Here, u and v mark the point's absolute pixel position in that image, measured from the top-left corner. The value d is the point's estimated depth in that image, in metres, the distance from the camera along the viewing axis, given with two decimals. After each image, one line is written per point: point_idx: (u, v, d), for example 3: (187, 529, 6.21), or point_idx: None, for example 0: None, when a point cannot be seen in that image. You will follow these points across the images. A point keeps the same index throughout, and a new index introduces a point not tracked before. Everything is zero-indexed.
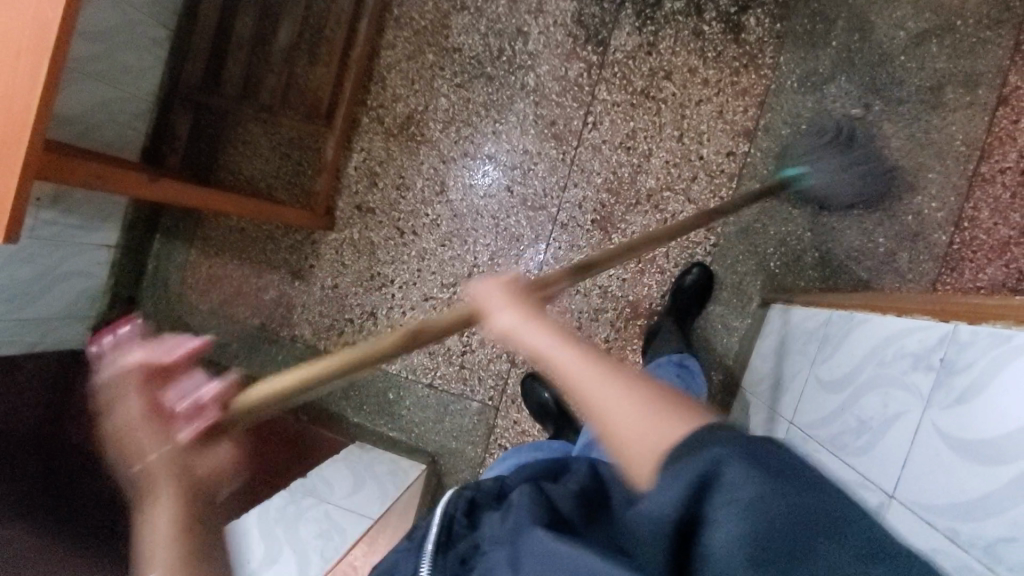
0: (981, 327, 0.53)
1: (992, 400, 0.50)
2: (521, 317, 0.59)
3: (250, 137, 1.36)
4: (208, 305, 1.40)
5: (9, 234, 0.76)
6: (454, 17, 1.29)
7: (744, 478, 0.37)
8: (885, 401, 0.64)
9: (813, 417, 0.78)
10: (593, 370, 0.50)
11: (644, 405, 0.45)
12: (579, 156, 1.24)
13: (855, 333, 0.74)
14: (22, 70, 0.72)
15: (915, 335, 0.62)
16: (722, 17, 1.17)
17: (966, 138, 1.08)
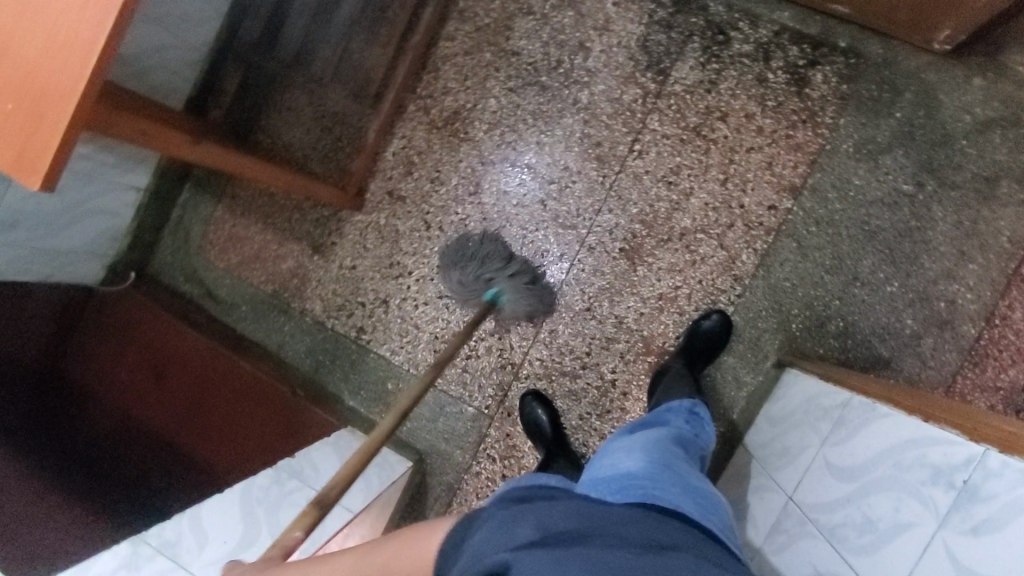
0: (1013, 462, 0.53)
1: (1008, 541, 0.51)
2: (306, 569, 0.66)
3: (295, 104, 1.36)
4: (225, 263, 1.40)
5: (48, 180, 0.76)
6: (518, 20, 1.27)
7: (529, 559, 0.51)
8: (896, 506, 0.65)
9: (819, 499, 0.79)
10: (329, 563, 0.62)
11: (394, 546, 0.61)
12: (619, 182, 1.23)
13: (873, 425, 0.74)
14: (89, 24, 0.73)
15: (938, 448, 0.62)
16: (789, 69, 1.15)
17: (1013, 235, 1.07)
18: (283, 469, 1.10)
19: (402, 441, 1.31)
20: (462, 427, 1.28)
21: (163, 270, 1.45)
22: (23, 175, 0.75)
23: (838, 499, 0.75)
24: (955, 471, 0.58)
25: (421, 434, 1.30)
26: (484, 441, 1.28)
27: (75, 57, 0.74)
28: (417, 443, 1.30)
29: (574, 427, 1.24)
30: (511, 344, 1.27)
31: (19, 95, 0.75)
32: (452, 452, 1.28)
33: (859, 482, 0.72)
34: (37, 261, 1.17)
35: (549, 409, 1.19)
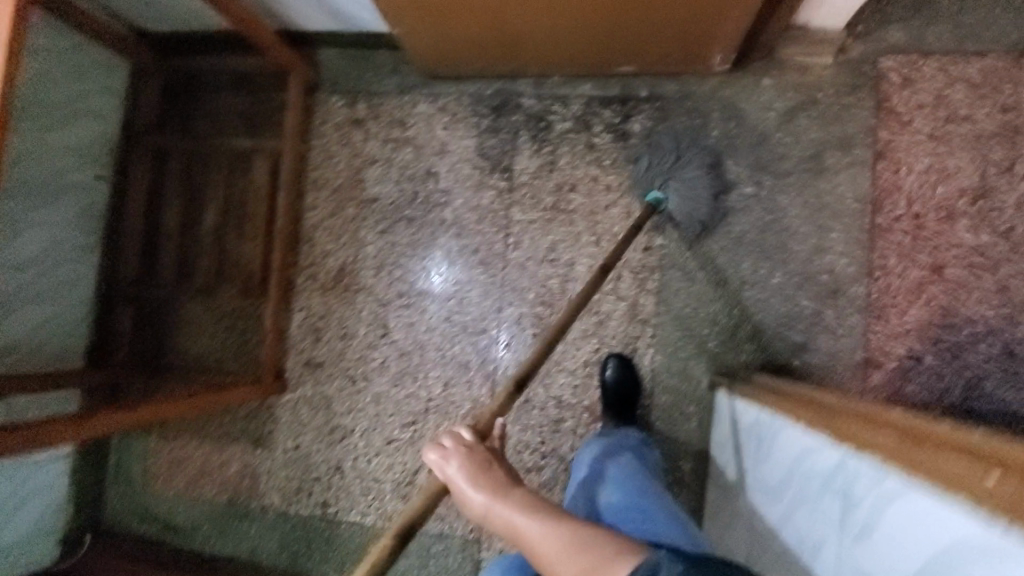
0: (866, 458, 0.56)
1: (884, 534, 0.52)
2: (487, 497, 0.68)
3: (194, 316, 1.40)
4: (173, 490, 1.38)
5: None
6: (367, 171, 1.37)
7: None
8: (811, 519, 0.66)
9: (763, 525, 0.80)
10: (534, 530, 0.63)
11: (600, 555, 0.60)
12: (507, 275, 1.29)
13: (787, 439, 0.76)
14: None
15: (823, 455, 0.65)
16: (609, 128, 1.27)
17: (855, 195, 1.16)
18: None
19: None
20: (455, 561, 1.25)
21: (116, 522, 1.40)
22: None
23: (777, 520, 0.75)
24: (835, 475, 0.61)
25: None
26: (481, 567, 1.25)
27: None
28: None
29: None
30: None
31: None
32: None
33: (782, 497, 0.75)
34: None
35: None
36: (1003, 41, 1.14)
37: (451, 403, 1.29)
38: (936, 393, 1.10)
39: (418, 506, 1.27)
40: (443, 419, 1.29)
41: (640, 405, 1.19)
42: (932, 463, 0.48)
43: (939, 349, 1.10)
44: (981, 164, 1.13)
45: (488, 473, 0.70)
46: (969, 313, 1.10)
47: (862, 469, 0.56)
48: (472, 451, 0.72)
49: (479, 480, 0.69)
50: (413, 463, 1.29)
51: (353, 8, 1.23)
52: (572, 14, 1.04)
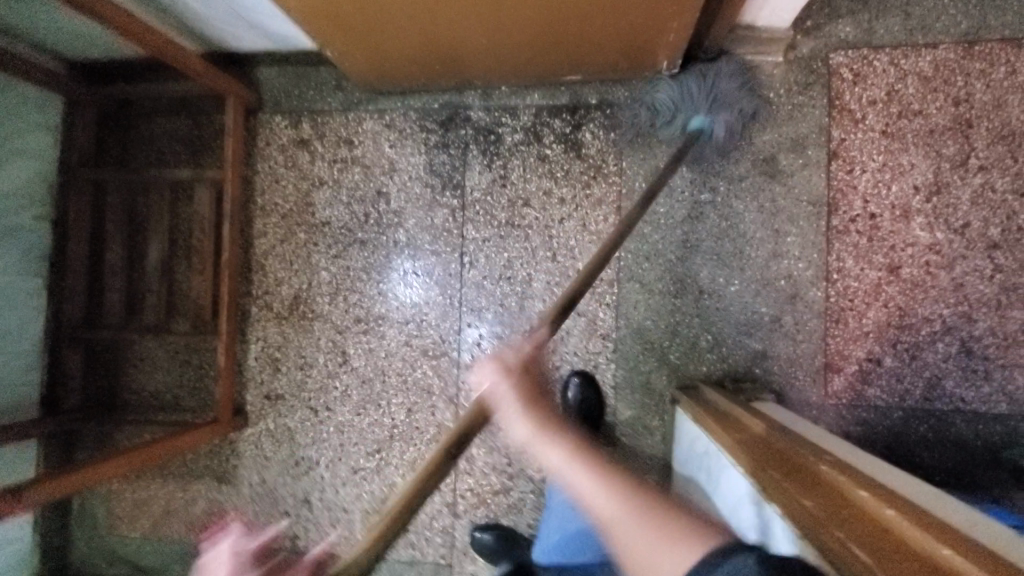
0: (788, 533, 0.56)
1: None
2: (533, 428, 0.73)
3: (147, 352, 1.35)
4: (140, 531, 1.36)
5: None
6: (316, 194, 1.32)
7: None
8: None
9: None
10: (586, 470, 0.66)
11: (667, 531, 0.57)
12: (465, 295, 1.26)
13: (735, 481, 0.75)
14: None
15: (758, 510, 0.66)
16: (560, 138, 1.23)
17: (811, 197, 1.14)
18: None
19: None
20: None
21: (85, 565, 1.38)
22: None
23: None
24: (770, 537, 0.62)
25: None
26: None
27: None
28: None
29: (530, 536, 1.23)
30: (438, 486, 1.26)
31: None
32: None
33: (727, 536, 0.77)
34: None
35: (496, 534, 1.17)
36: (953, 31, 1.11)
37: (415, 428, 1.27)
38: (896, 394, 1.10)
39: None
40: (409, 445, 1.27)
41: (603, 421, 1.19)
42: (824, 533, 0.49)
43: (897, 350, 1.10)
44: (935, 159, 1.11)
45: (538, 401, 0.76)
46: (926, 312, 1.10)
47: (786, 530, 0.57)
48: (528, 382, 0.77)
49: (532, 405, 0.75)
50: (380, 490, 1.28)
51: (286, 28, 1.17)
52: (513, 31, 1.02)
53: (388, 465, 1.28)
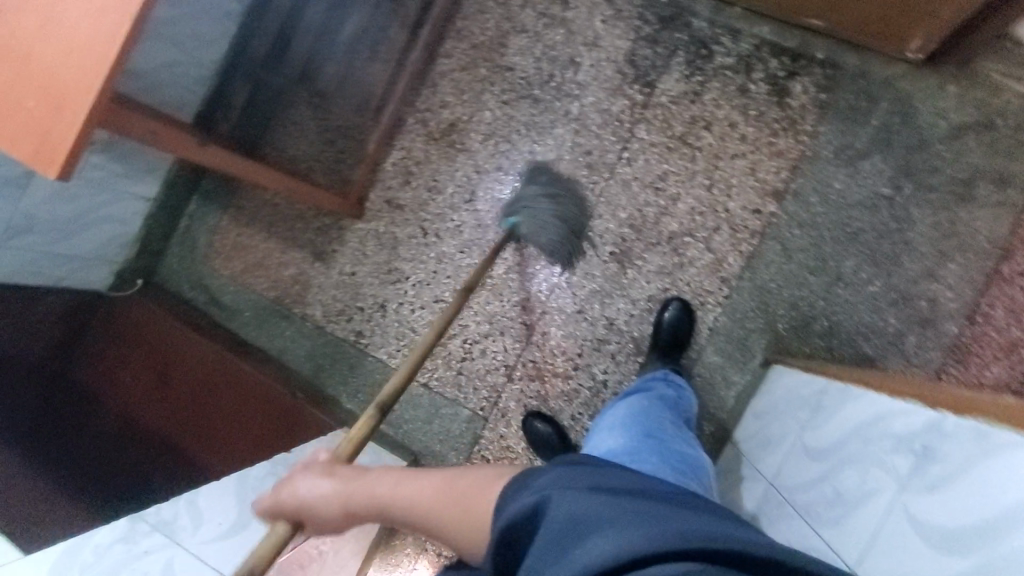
0: (965, 421, 0.64)
1: (958, 488, 0.62)
2: (343, 485, 0.75)
3: (300, 119, 1.43)
4: (229, 271, 1.44)
5: (65, 170, 0.75)
6: (512, 38, 1.33)
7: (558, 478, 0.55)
8: (862, 478, 0.77)
9: (795, 478, 0.91)
10: (419, 484, 0.71)
11: (469, 485, 0.67)
12: (609, 188, 1.27)
13: (861, 404, 0.83)
14: (106, 22, 0.73)
15: (900, 420, 0.74)
16: (768, 80, 1.21)
17: (991, 235, 1.10)
18: (279, 462, 1.14)
19: (397, 444, 1.31)
20: (458, 429, 1.29)
21: (169, 278, 1.47)
22: (42, 163, 0.76)
23: (814, 478, 0.86)
24: (915, 438, 0.71)
25: (417, 436, 1.31)
26: (478, 443, 1.29)
27: (106, 25, 0.74)
28: (413, 446, 1.31)
29: (570, 426, 1.26)
30: (505, 346, 1.29)
31: (37, 57, 0.76)
32: (446, 454, 1.29)
33: (824, 454, 0.87)
34: (41, 266, 1.20)
35: (551, 424, 1.21)
36: None
37: (508, 286, 1.30)
38: None
39: (444, 366, 1.32)
40: (495, 298, 1.30)
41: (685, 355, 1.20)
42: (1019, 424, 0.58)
43: None
44: None
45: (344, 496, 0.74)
46: None
47: (958, 424, 0.65)
48: (330, 463, 0.80)
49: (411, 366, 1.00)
50: (452, 326, 1.32)
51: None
52: None
53: (468, 309, 1.31)
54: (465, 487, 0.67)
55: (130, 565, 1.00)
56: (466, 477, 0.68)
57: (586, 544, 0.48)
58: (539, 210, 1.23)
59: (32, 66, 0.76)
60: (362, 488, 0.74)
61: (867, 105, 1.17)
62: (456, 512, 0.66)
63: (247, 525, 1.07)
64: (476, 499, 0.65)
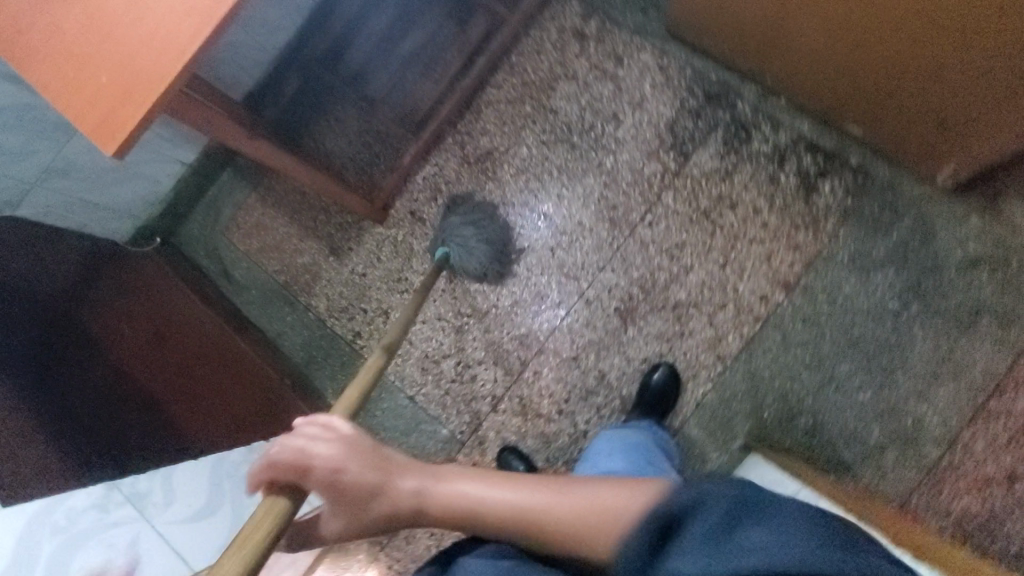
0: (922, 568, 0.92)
1: None
2: (359, 464, 0.70)
3: (344, 117, 1.43)
4: (245, 247, 1.47)
5: (120, 151, 0.79)
6: (562, 82, 1.37)
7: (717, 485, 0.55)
8: None
9: None
10: (479, 484, 0.68)
11: (586, 499, 0.65)
12: (626, 245, 1.29)
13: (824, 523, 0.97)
14: (187, 27, 0.76)
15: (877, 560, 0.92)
16: (799, 175, 1.24)
17: (985, 369, 1.12)
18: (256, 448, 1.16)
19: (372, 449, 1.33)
20: (433, 447, 1.31)
21: (186, 242, 1.50)
22: (100, 141, 0.79)
23: None
24: None
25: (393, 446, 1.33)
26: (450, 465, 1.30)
27: (186, 28, 0.76)
28: None
29: (543, 468, 1.27)
30: (496, 376, 1.31)
31: (115, 48, 0.79)
32: None
33: None
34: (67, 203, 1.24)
35: (525, 462, 1.23)
36: None
37: (510, 319, 1.32)
38: None
39: (432, 384, 1.34)
40: (495, 328, 1.32)
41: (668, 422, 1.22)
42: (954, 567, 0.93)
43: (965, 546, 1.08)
44: None
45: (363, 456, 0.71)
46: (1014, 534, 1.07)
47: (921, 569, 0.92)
48: (353, 437, 0.72)
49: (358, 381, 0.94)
50: (448, 347, 1.34)
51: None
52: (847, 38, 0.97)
53: (467, 333, 1.33)
54: (570, 489, 0.66)
55: (99, 535, 0.98)
56: (591, 502, 0.64)
57: (748, 542, 0.50)
58: (467, 239, 1.29)
59: (110, 56, 0.79)
60: (409, 479, 0.70)
61: (890, 218, 1.19)
62: (567, 529, 0.63)
63: (215, 512, 1.08)
64: (592, 509, 0.63)
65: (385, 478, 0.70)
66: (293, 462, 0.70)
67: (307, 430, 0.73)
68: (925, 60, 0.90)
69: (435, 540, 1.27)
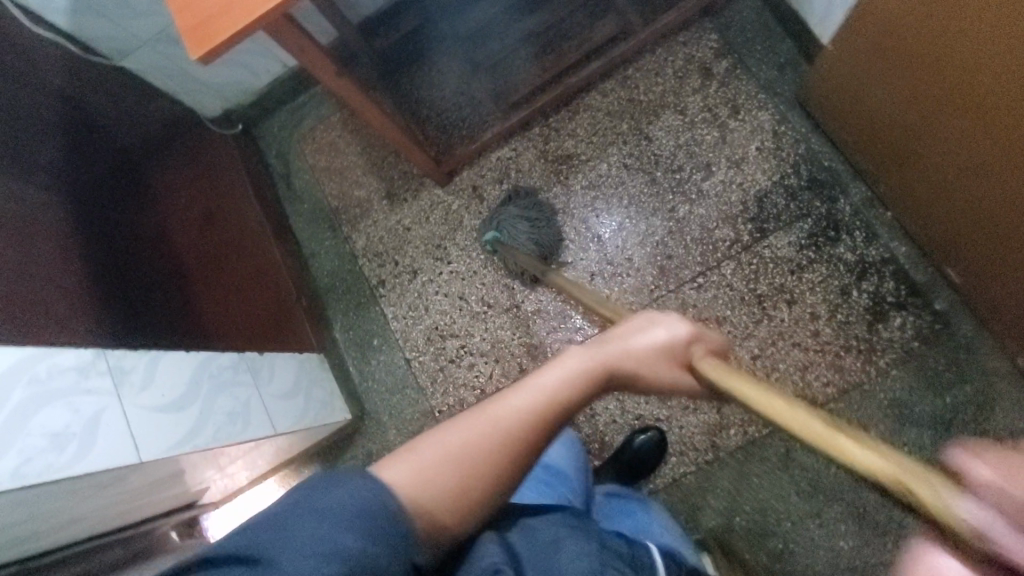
0: None
1: None
2: (609, 355, 0.59)
3: (445, 69, 1.41)
4: (311, 162, 1.50)
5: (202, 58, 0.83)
6: (668, 113, 1.30)
7: None
8: None
9: None
10: (621, 365, 0.59)
11: (654, 365, 0.61)
12: (666, 299, 1.23)
13: None
14: None
15: None
16: (874, 296, 1.14)
17: None
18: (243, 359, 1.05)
19: (354, 393, 1.36)
20: (409, 415, 1.32)
21: (263, 137, 1.55)
22: (189, 42, 0.83)
23: None
24: None
25: (374, 398, 1.35)
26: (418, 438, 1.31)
27: None
28: (366, 404, 1.36)
29: None
30: (492, 374, 1.29)
31: None
32: (388, 429, 1.32)
33: None
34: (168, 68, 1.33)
35: None
36: None
37: (527, 326, 1.30)
38: None
39: (431, 356, 1.34)
40: (509, 328, 1.31)
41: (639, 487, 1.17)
42: None
43: None
44: None
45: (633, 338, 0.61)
46: None
47: None
48: (677, 337, 0.62)
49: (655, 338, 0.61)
50: (458, 327, 1.33)
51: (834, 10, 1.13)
52: (935, 162, 0.98)
53: (482, 321, 1.32)
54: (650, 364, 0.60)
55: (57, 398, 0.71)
56: (658, 367, 0.61)
57: None
58: (519, 235, 1.27)
59: None
60: (638, 366, 0.60)
61: (951, 378, 1.08)
62: (632, 378, 0.60)
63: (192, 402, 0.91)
64: (653, 368, 0.61)
65: (593, 361, 0.57)
66: (616, 355, 0.59)
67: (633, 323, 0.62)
68: (985, 209, 0.93)
69: None
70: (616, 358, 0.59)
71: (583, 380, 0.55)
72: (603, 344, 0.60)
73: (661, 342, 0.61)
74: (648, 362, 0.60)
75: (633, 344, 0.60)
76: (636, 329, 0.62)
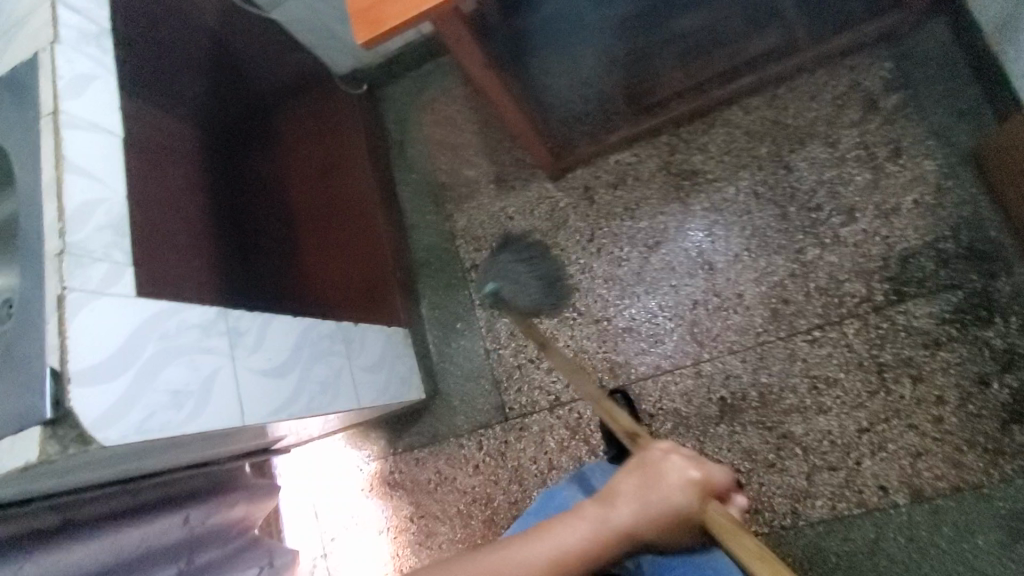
0: None
1: None
2: (602, 510, 0.62)
3: (579, 58, 1.34)
4: (427, 132, 1.50)
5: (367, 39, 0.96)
6: (815, 143, 1.17)
7: None
8: None
9: None
10: (615, 523, 0.61)
11: (656, 515, 0.62)
12: (772, 345, 1.15)
13: None
14: None
15: None
16: (1017, 393, 1.01)
17: None
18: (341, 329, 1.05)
19: (432, 370, 1.39)
20: (481, 404, 1.33)
21: (384, 100, 1.56)
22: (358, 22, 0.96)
23: None
24: None
25: (451, 379, 1.37)
26: (485, 428, 1.32)
27: None
28: (441, 383, 1.38)
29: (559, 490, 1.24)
30: (570, 383, 1.26)
31: None
32: (459, 412, 1.35)
33: None
34: (307, 16, 1.39)
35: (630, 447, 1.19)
36: None
37: (614, 342, 1.25)
38: None
39: (511, 352, 1.32)
40: (595, 340, 1.26)
41: None
42: None
43: None
44: None
45: (633, 490, 0.63)
46: None
47: None
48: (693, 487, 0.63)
49: (659, 496, 0.62)
50: (543, 328, 1.30)
51: None
52: None
53: (568, 327, 1.29)
54: (655, 514, 0.62)
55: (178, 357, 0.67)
56: (664, 522, 0.62)
57: None
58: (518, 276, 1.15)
59: None
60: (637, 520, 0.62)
61: None
62: (637, 527, 0.61)
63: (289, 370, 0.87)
64: (656, 518, 0.62)
65: (585, 520, 0.61)
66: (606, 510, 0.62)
67: (641, 472, 0.65)
68: None
69: (439, 477, 1.33)
70: (606, 515, 0.62)
71: (583, 540, 0.60)
72: (608, 504, 0.62)
73: (665, 489, 0.63)
74: (649, 513, 0.62)
75: (636, 493, 0.63)
76: (656, 475, 0.64)
